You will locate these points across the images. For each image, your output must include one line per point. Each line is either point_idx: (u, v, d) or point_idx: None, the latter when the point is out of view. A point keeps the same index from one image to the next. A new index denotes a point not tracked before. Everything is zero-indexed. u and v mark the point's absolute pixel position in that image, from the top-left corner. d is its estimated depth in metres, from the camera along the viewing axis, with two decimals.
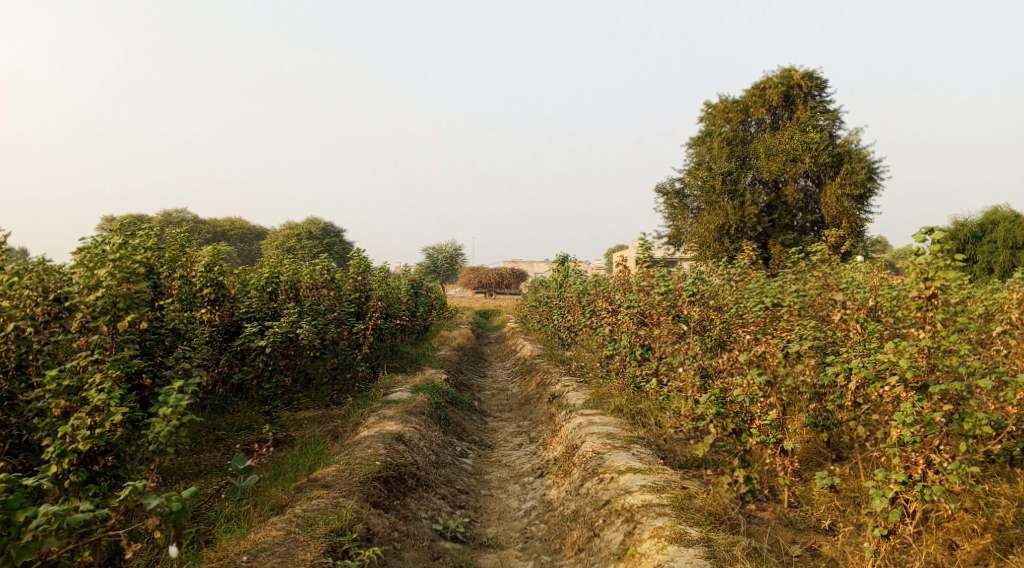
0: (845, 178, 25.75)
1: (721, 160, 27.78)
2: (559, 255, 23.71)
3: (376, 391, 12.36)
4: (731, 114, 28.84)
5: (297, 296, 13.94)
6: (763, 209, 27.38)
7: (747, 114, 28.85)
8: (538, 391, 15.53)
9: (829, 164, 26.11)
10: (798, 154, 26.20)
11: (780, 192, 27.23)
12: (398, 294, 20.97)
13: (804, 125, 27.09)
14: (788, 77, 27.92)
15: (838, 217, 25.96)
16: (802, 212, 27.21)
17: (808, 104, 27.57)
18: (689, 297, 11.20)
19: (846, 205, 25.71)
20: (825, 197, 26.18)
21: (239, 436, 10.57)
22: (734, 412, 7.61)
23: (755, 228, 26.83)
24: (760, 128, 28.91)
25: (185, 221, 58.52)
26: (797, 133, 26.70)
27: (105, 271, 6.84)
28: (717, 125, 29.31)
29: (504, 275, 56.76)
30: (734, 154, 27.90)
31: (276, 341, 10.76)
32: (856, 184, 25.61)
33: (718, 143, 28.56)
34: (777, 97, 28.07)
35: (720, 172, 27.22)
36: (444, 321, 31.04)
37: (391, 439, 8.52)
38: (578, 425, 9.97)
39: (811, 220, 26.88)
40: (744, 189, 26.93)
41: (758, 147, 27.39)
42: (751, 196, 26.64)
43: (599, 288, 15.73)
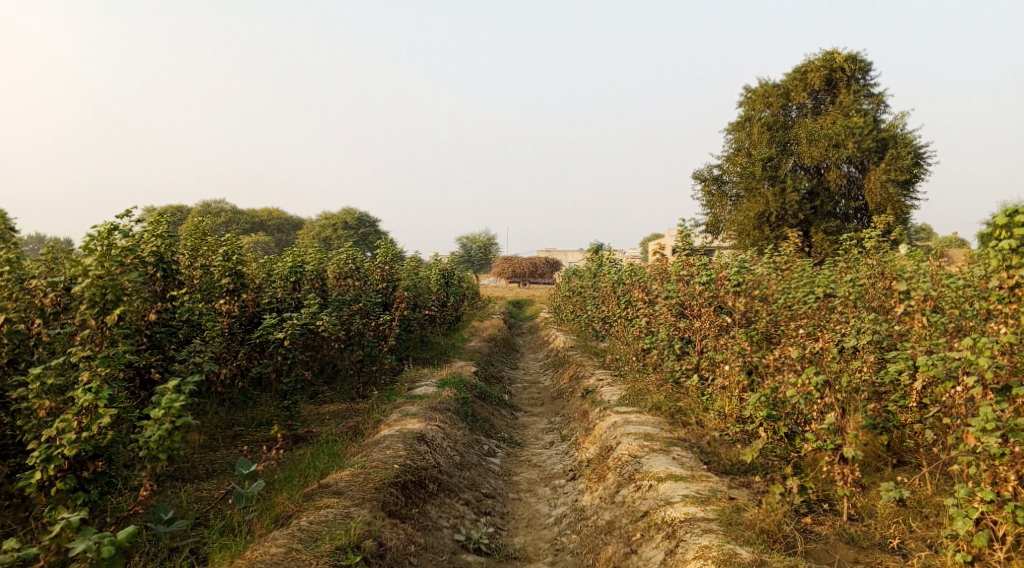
0: (890, 163, 24.48)
1: (761, 146, 26.76)
2: (594, 244, 23.00)
3: (400, 385, 11.85)
4: (771, 99, 27.74)
5: (321, 286, 13.49)
6: (804, 196, 26.27)
7: (788, 98, 27.70)
8: (571, 385, 14.89)
9: (874, 149, 24.89)
10: (841, 139, 25.04)
11: (822, 178, 26.09)
12: (428, 285, 20.48)
13: (847, 109, 25.91)
14: (831, 60, 26.71)
15: (883, 204, 24.70)
16: (845, 199, 25.97)
17: (852, 88, 26.35)
18: (732, 286, 10.46)
19: (891, 191, 24.43)
20: (868, 184, 24.93)
21: (258, 433, 10.16)
22: (785, 413, 6.93)
23: (796, 216, 25.79)
24: (801, 114, 27.74)
25: (223, 212, 58.91)
26: (840, 118, 25.54)
27: (90, 261, 6.31)
28: (756, 110, 28.23)
29: (538, 264, 56.13)
30: (774, 140, 26.83)
31: (295, 333, 10.30)
32: (901, 169, 24.33)
33: (758, 129, 27.49)
34: (820, 81, 26.88)
35: (760, 158, 26.20)
36: (478, 311, 30.58)
37: (412, 439, 7.95)
38: (614, 424, 9.31)
39: (855, 207, 25.70)
40: (785, 175, 25.86)
41: (799, 132, 26.24)
42: (792, 183, 25.58)
43: (634, 279, 14.99)
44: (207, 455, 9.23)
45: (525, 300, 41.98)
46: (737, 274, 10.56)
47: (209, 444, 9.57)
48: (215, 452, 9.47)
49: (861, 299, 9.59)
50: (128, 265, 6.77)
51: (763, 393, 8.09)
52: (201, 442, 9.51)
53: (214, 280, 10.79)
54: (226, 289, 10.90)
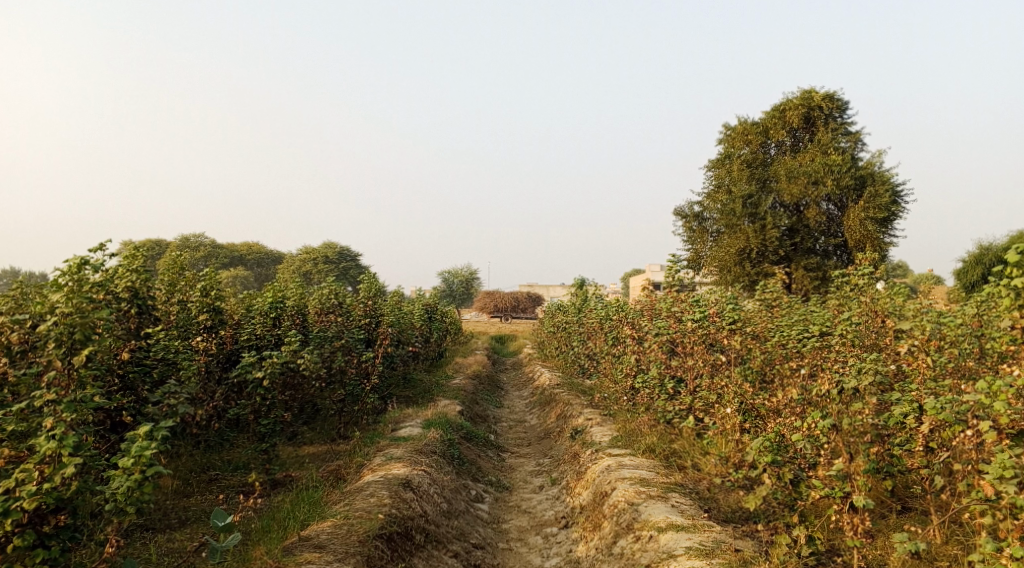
0: (868, 201, 24.64)
1: (741, 182, 26.84)
2: (578, 280, 22.80)
3: (383, 426, 11.43)
4: (750, 137, 27.96)
5: (303, 322, 13.10)
6: (784, 233, 26.30)
7: (767, 136, 27.95)
8: (558, 425, 14.52)
9: (852, 186, 25.07)
10: (820, 176, 25.18)
11: (802, 215, 26.18)
12: (410, 321, 20.11)
13: (825, 147, 26.16)
14: (808, 99, 27.03)
15: (862, 241, 24.81)
16: (825, 235, 26.08)
17: (829, 126, 26.63)
18: (726, 324, 10.24)
19: (869, 228, 24.57)
20: (847, 221, 25.08)
21: (234, 477, 9.69)
22: (790, 459, 6.64)
23: (777, 252, 25.82)
24: (780, 152, 27.96)
25: (203, 247, 58.29)
26: (818, 155, 25.75)
27: (56, 297, 5.88)
28: (736, 148, 28.42)
29: (520, 299, 55.91)
30: (754, 177, 26.95)
31: (274, 373, 9.89)
32: (879, 206, 24.49)
33: (738, 166, 27.67)
34: (797, 119, 27.18)
35: (741, 194, 26.25)
36: (461, 347, 30.21)
37: (398, 485, 7.55)
38: (607, 468, 8.96)
39: (834, 243, 25.81)
40: (765, 212, 25.85)
41: (778, 170, 26.32)
42: (772, 219, 25.58)
43: (621, 315, 14.75)
44: (181, 502, 8.75)
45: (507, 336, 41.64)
46: (730, 312, 10.32)
47: (183, 490, 9.10)
48: (189, 499, 8.99)
49: (857, 338, 9.40)
50: (98, 301, 6.38)
51: (763, 437, 7.81)
52: (174, 488, 9.03)
53: (191, 317, 10.41)
54: (204, 326, 10.51)
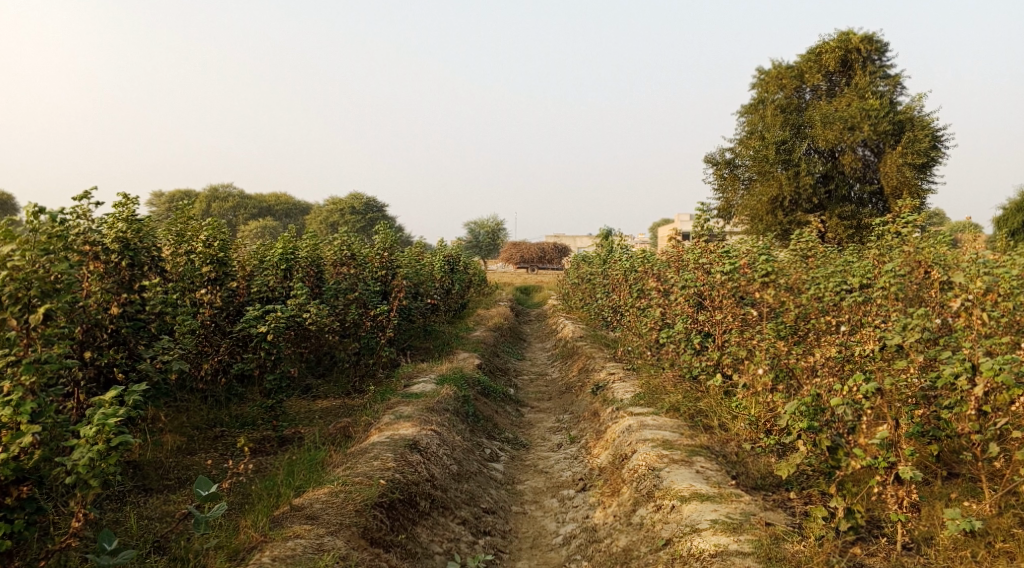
0: (906, 146, 23.43)
1: (774, 129, 25.66)
2: (603, 229, 22.06)
3: (396, 381, 11.02)
4: (785, 80, 26.69)
5: (317, 275, 12.66)
6: (818, 180, 25.21)
7: (802, 79, 26.66)
8: (580, 379, 14.03)
9: (890, 132, 23.82)
10: (856, 121, 23.92)
11: (837, 161, 25.02)
12: (431, 272, 19.60)
13: (862, 91, 24.87)
14: (846, 40, 25.59)
15: (899, 188, 23.67)
16: (859, 183, 24.94)
17: (868, 69, 25.27)
18: (759, 277, 9.62)
19: (907, 174, 23.39)
20: (884, 167, 23.91)
21: (241, 434, 9.38)
22: (827, 424, 6.06)
23: (810, 200, 24.86)
24: (815, 96, 26.71)
25: (231, 197, 58.13)
26: (855, 100, 24.48)
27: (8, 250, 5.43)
28: (769, 92, 27.19)
29: (547, 250, 55.26)
30: (788, 123, 25.71)
31: (279, 327, 9.47)
32: (919, 152, 23.27)
33: (771, 111, 26.45)
34: (835, 62, 25.82)
35: (773, 140, 25.19)
36: (485, 298, 29.79)
37: (404, 447, 7.11)
38: (628, 429, 8.44)
39: (869, 191, 24.71)
40: (799, 158, 24.70)
41: (813, 114, 24.93)
42: (806, 166, 24.45)
43: (647, 267, 14.07)
44: (183, 460, 8.46)
45: (533, 286, 41.08)
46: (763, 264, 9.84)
47: (186, 447, 8.81)
48: (192, 456, 8.71)
49: (904, 292, 8.67)
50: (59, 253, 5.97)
51: (797, 399, 7.26)
52: (177, 445, 8.74)
53: (194, 269, 9.99)
54: (208, 278, 10.09)
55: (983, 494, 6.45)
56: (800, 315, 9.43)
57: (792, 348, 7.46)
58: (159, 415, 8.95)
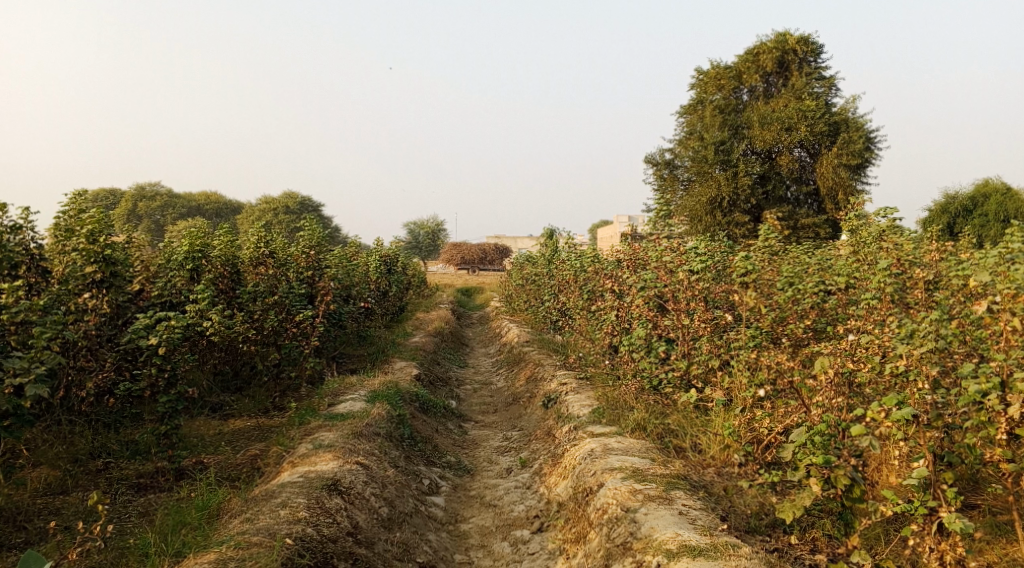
0: (842, 147, 23.11)
1: (713, 129, 24.73)
2: (546, 228, 21.02)
3: (319, 399, 9.58)
4: (723, 81, 26.18)
5: (234, 274, 11.03)
6: (755, 181, 24.20)
7: (739, 81, 26.20)
8: (526, 389, 12.82)
9: (826, 133, 23.43)
10: (793, 123, 23.45)
11: (774, 162, 24.32)
12: (364, 274, 18.12)
13: (798, 93, 24.44)
14: (783, 42, 25.19)
15: (834, 188, 23.46)
16: (796, 183, 24.45)
17: (804, 71, 24.94)
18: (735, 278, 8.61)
19: (842, 175, 23.18)
20: (820, 168, 23.58)
21: (130, 466, 7.84)
22: (843, 456, 4.98)
23: (748, 200, 23.92)
24: (753, 98, 26.29)
25: (159, 195, 55.05)
26: (792, 101, 24.06)
27: None
28: (708, 93, 26.61)
29: (487, 251, 54.24)
30: (726, 124, 24.69)
31: (173, 339, 7.87)
32: (854, 153, 23.01)
33: (710, 112, 25.65)
34: (772, 63, 25.39)
35: (713, 141, 24.03)
36: (427, 300, 28.37)
37: (321, 490, 5.76)
38: (590, 454, 7.23)
39: (807, 191, 24.30)
40: (737, 158, 23.81)
41: (751, 116, 24.42)
42: (745, 166, 23.63)
43: (597, 266, 12.95)
44: (52, 503, 6.93)
45: (475, 287, 39.81)
46: (741, 263, 8.78)
47: (58, 487, 7.27)
48: (65, 497, 7.19)
49: (900, 295, 7.76)
50: None
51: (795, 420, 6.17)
52: (45, 484, 7.22)
53: (77, 268, 8.49)
54: (92, 279, 8.48)
55: (1012, 532, 5.47)
56: (776, 320, 8.38)
57: (785, 360, 6.38)
58: (21, 447, 7.45)
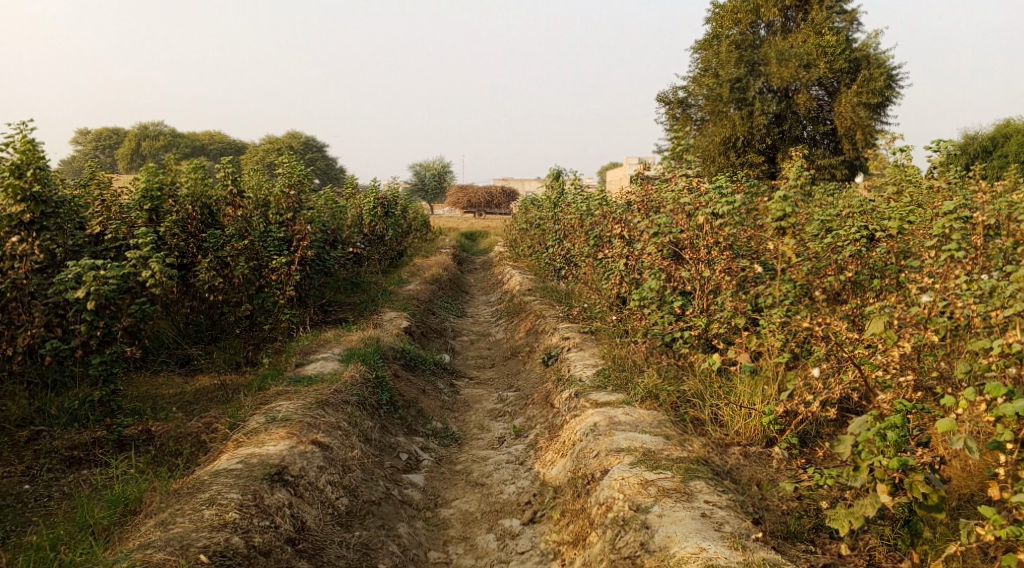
0: (862, 84, 21.45)
1: (727, 66, 23.03)
2: (553, 169, 19.68)
3: (288, 359, 8.50)
4: (739, 15, 24.26)
5: (205, 216, 9.88)
6: (770, 121, 22.82)
7: (757, 14, 24.25)
8: (527, 343, 11.75)
9: (846, 70, 21.69)
10: (811, 59, 21.66)
11: (790, 101, 22.60)
12: (356, 218, 16.92)
13: (818, 27, 22.62)
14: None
15: (852, 127, 21.79)
16: (813, 123, 22.66)
17: (824, 3, 23.02)
18: (772, 224, 7.31)
19: (861, 115, 21.53)
20: (838, 107, 21.88)
21: (65, 436, 6.80)
22: (914, 452, 3.89)
23: (762, 140, 22.49)
24: (770, 33, 24.43)
25: (162, 134, 53.24)
26: (811, 36, 22.28)
27: None
28: (724, 28, 24.75)
29: (494, 194, 52.84)
30: (742, 60, 22.88)
31: (107, 291, 6.75)
32: (874, 90, 21.38)
33: (725, 47, 23.82)
34: None
35: (727, 78, 22.45)
36: (432, 244, 27.24)
37: (261, 482, 4.82)
38: (593, 430, 6.14)
39: (824, 131, 22.58)
40: (752, 97, 22.20)
41: (767, 51, 22.60)
42: (760, 105, 22.06)
43: (605, 209, 11.69)
44: None
45: (482, 231, 38.37)
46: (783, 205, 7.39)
47: None
48: None
49: (966, 240, 6.45)
50: None
51: (852, 390, 5.17)
52: None
53: (3, 208, 7.42)
54: (20, 221, 7.47)
55: None
56: (811, 272, 7.17)
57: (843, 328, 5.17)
58: None
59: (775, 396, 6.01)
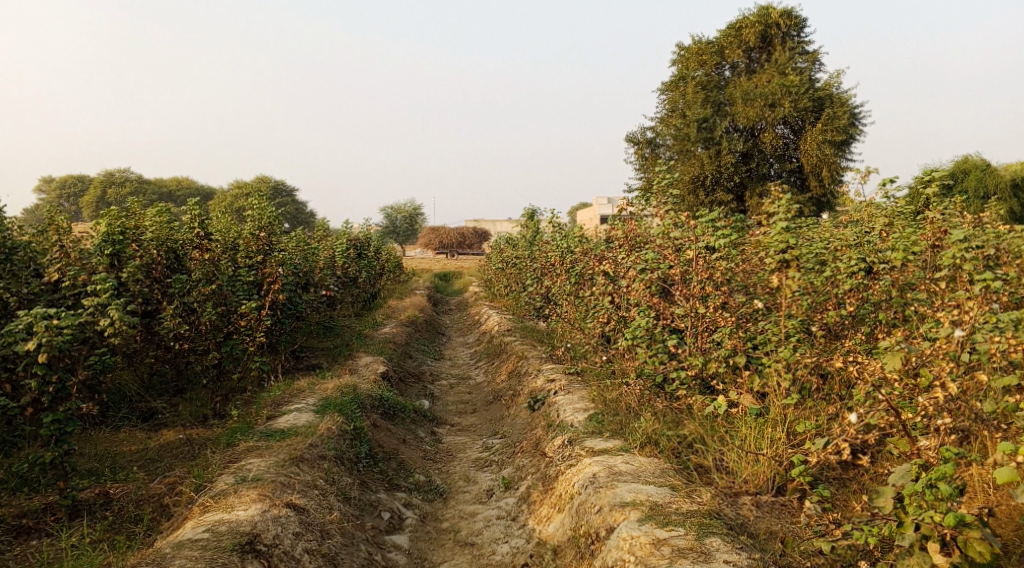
0: (826, 121, 21.44)
1: (695, 107, 23.11)
2: (527, 209, 19.46)
3: (259, 411, 7.95)
4: (705, 57, 24.43)
5: (172, 261, 9.36)
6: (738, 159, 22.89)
7: (722, 56, 24.46)
8: (509, 387, 11.29)
9: (810, 109, 21.85)
10: (776, 98, 21.83)
11: (756, 139, 22.67)
12: (328, 261, 16.42)
13: (782, 68, 22.87)
14: (765, 15, 23.53)
15: (818, 165, 21.80)
16: (779, 160, 22.68)
17: (787, 45, 23.31)
18: (775, 257, 6.98)
19: (827, 152, 21.48)
20: (803, 144, 21.89)
21: (12, 503, 6.17)
22: None
23: (732, 178, 22.54)
24: (735, 74, 24.62)
25: (127, 180, 52.28)
26: (775, 77, 22.50)
27: None
28: (689, 69, 24.91)
29: (466, 235, 52.60)
30: (709, 101, 23.00)
31: (59, 343, 6.20)
32: (838, 128, 21.44)
33: (692, 88, 23.92)
34: (753, 38, 23.69)
35: (695, 118, 22.53)
36: (405, 287, 26.72)
37: (230, 554, 4.36)
38: (592, 482, 5.70)
39: (789, 169, 22.57)
40: (720, 136, 22.31)
41: (734, 92, 22.74)
42: (728, 144, 22.15)
43: (586, 247, 11.37)
44: None
45: (455, 273, 37.93)
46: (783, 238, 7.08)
47: None
48: None
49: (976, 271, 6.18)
50: None
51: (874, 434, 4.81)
52: None
53: None
54: None
55: None
56: (809, 307, 6.87)
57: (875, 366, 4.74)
58: None
59: (785, 440, 5.62)
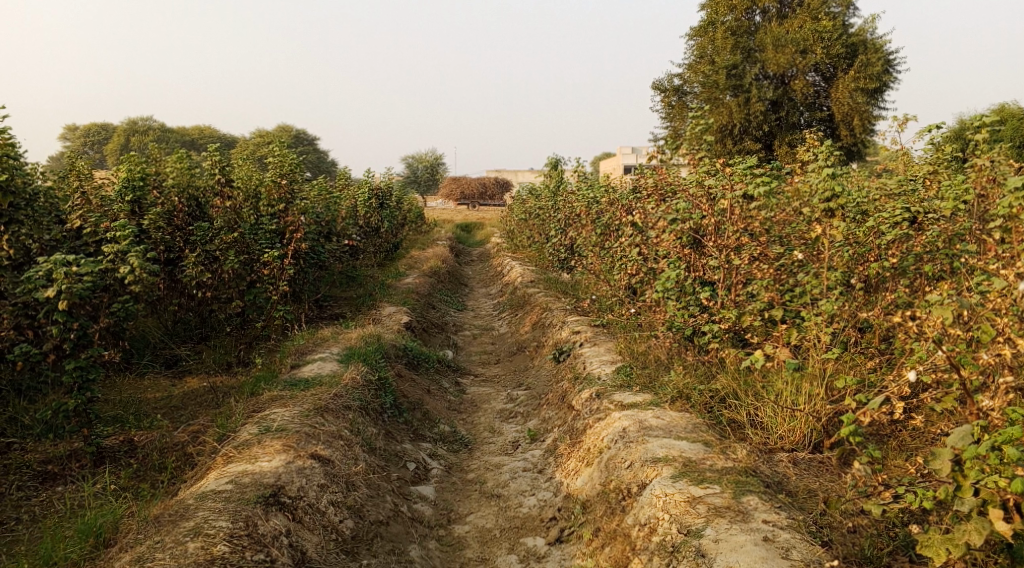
0: (860, 69, 20.78)
1: (724, 53, 22.34)
2: (551, 158, 19.07)
3: (282, 360, 7.86)
4: (734, 2, 23.41)
5: (194, 207, 9.22)
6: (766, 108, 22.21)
7: (752, 0, 23.50)
8: (534, 338, 11.14)
9: (843, 56, 21.05)
10: (808, 44, 21.03)
11: (787, 87, 21.94)
12: (349, 211, 16.22)
13: (815, 12, 21.97)
14: None
15: (850, 114, 21.12)
16: (809, 109, 21.99)
17: None
18: (817, 205, 6.66)
19: (859, 100, 20.83)
20: (835, 93, 21.18)
21: (38, 449, 6.15)
22: None
23: (760, 127, 21.92)
24: (765, 20, 23.69)
25: (149, 129, 52.15)
26: (808, 22, 21.65)
27: None
28: (718, 14, 24.01)
29: (487, 186, 52.14)
30: (738, 47, 22.12)
31: (80, 290, 6.09)
32: (872, 76, 20.72)
33: (720, 34, 23.09)
34: None
35: (723, 65, 21.80)
36: (427, 237, 26.51)
37: (254, 506, 4.29)
38: (622, 436, 5.55)
39: (819, 119, 21.90)
40: (749, 83, 21.63)
41: (764, 38, 21.93)
42: (757, 92, 21.48)
43: (613, 196, 11.05)
44: None
45: (477, 224, 37.69)
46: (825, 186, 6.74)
47: None
48: None
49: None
50: None
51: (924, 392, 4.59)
52: None
53: None
54: None
55: None
56: (850, 259, 6.58)
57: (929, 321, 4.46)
58: None
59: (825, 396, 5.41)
